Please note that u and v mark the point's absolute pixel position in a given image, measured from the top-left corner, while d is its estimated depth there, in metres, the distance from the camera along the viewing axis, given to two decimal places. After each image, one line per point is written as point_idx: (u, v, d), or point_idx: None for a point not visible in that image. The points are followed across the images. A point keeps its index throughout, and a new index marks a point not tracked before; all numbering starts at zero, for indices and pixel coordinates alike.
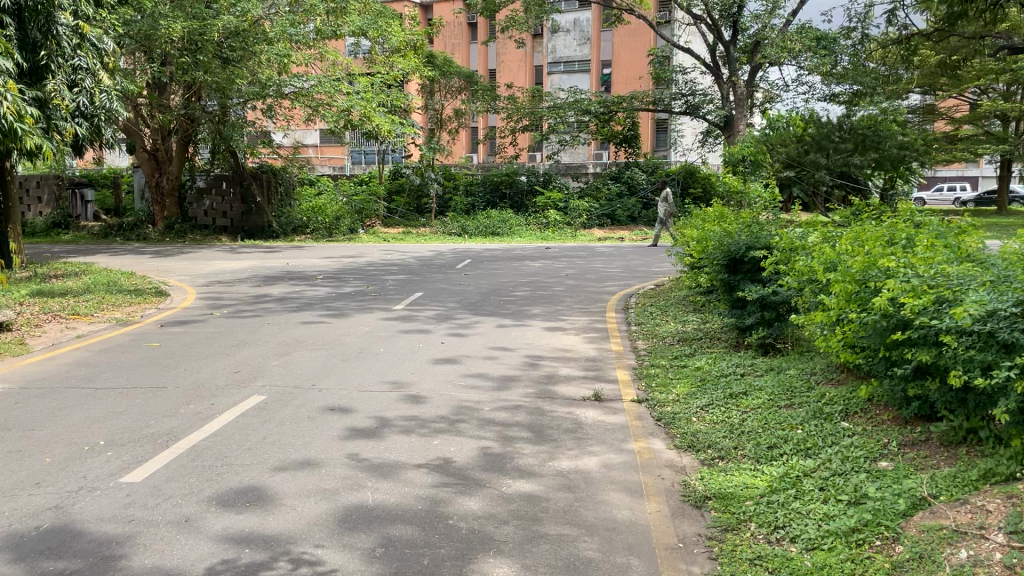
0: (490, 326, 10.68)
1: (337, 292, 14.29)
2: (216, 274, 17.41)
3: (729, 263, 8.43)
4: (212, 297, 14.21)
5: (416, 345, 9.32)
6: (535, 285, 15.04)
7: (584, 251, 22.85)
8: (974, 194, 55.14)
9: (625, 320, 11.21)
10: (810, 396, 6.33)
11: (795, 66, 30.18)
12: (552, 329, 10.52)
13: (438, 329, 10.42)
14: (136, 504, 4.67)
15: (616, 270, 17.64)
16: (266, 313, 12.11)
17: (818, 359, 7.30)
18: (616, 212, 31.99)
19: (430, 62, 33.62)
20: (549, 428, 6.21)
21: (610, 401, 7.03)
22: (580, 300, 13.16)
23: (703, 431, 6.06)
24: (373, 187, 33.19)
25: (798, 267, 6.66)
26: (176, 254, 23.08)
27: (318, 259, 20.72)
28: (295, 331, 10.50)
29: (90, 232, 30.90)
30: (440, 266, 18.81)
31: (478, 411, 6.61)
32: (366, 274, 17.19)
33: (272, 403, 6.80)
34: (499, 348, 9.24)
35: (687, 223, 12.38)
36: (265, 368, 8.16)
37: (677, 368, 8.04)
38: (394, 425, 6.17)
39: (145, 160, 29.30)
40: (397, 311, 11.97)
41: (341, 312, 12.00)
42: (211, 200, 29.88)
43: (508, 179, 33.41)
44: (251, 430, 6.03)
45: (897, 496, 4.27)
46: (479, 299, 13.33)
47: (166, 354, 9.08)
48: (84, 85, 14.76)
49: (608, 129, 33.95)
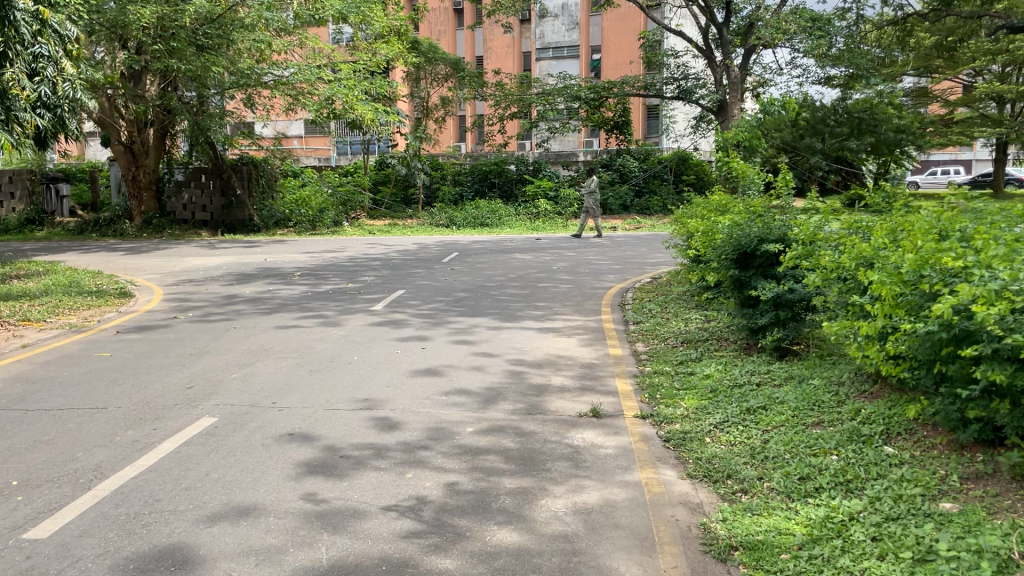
0: (476, 329, 9.85)
1: (315, 291, 13.40)
2: (188, 272, 16.48)
3: (739, 257, 7.60)
4: (180, 297, 13.31)
5: (393, 353, 8.48)
6: (525, 281, 14.20)
7: (575, 241, 22.03)
8: (968, 177, 54.69)
9: (620, 319, 10.39)
10: (843, 412, 5.50)
11: (790, 48, 29.21)
12: (544, 332, 9.69)
13: (419, 333, 9.57)
14: (34, 570, 3.80)
15: (609, 262, 16.82)
16: (235, 315, 11.21)
17: (844, 366, 6.47)
18: (608, 200, 31.09)
19: (414, 48, 32.25)
20: (541, 456, 5.36)
21: (609, 418, 6.20)
22: (574, 297, 12.33)
23: (719, 457, 5.22)
24: (359, 179, 32.25)
25: (824, 263, 5.82)
26: (152, 251, 22.15)
27: (299, 255, 19.81)
28: (263, 336, 9.62)
29: (65, 229, 29.87)
30: (424, 259, 17.95)
31: (458, 436, 5.76)
32: (347, 270, 16.29)
33: (222, 427, 5.92)
34: (486, 355, 8.40)
35: (686, 213, 11.53)
36: (222, 381, 7.29)
37: (683, 377, 7.20)
38: (361, 458, 5.31)
39: (120, 153, 27.99)
40: (377, 312, 11.11)
41: (317, 314, 11.14)
42: (190, 193, 28.85)
43: (497, 168, 32.58)
44: (193, 464, 5.15)
45: (976, 555, 3.44)
46: (465, 296, 12.48)
47: (116, 366, 8.17)
48: (47, 74, 13.71)
49: (598, 115, 33.11)
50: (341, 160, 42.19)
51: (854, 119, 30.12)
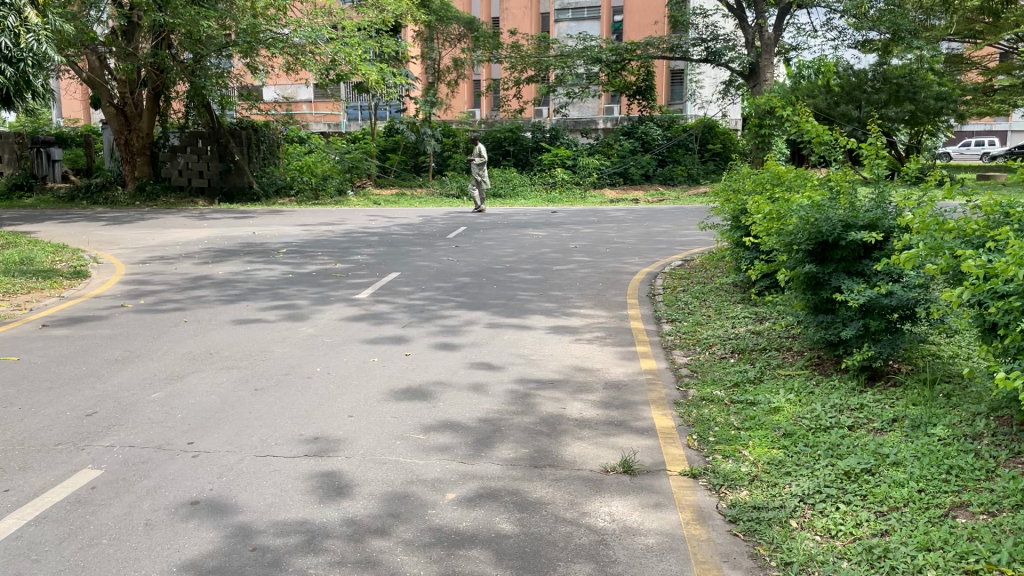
0: (476, 327, 8.08)
1: (295, 273, 11.65)
2: (164, 247, 14.75)
3: (816, 248, 5.81)
4: (142, 278, 11.61)
5: (368, 364, 6.71)
6: (536, 263, 12.39)
7: (595, 215, 20.16)
8: (1003, 148, 52.13)
9: (650, 316, 8.62)
10: (1003, 495, 3.72)
11: (826, 7, 27.11)
12: (560, 333, 7.91)
13: (405, 333, 7.80)
14: None
15: (632, 240, 14.95)
16: (192, 304, 9.47)
17: (977, 409, 4.66)
18: (629, 169, 29.11)
19: (423, 5, 29.07)
20: (548, 556, 3.58)
21: (649, 481, 4.39)
22: (593, 285, 10.54)
23: (820, 565, 3.44)
24: (365, 145, 30.25)
25: (969, 265, 4.01)
26: (137, 222, 20.58)
27: (292, 227, 18.09)
28: (217, 334, 7.87)
29: (56, 195, 28.29)
30: (428, 234, 16.15)
31: (432, 513, 3.99)
32: (340, 247, 14.54)
33: (102, 489, 4.21)
34: (485, 366, 6.62)
35: (730, 187, 9.71)
36: (137, 405, 5.56)
37: (742, 409, 5.38)
38: (283, 553, 3.56)
39: (112, 116, 26.31)
40: (360, 302, 9.35)
41: (291, 302, 9.40)
42: (186, 158, 27.03)
43: (512, 135, 30.48)
44: (25, 568, 3.44)
45: None
46: (469, 282, 10.69)
47: (14, 374, 6.46)
48: (8, 24, 11.65)
49: (620, 79, 30.90)
50: (352, 126, 40.10)
51: (892, 85, 27.71)
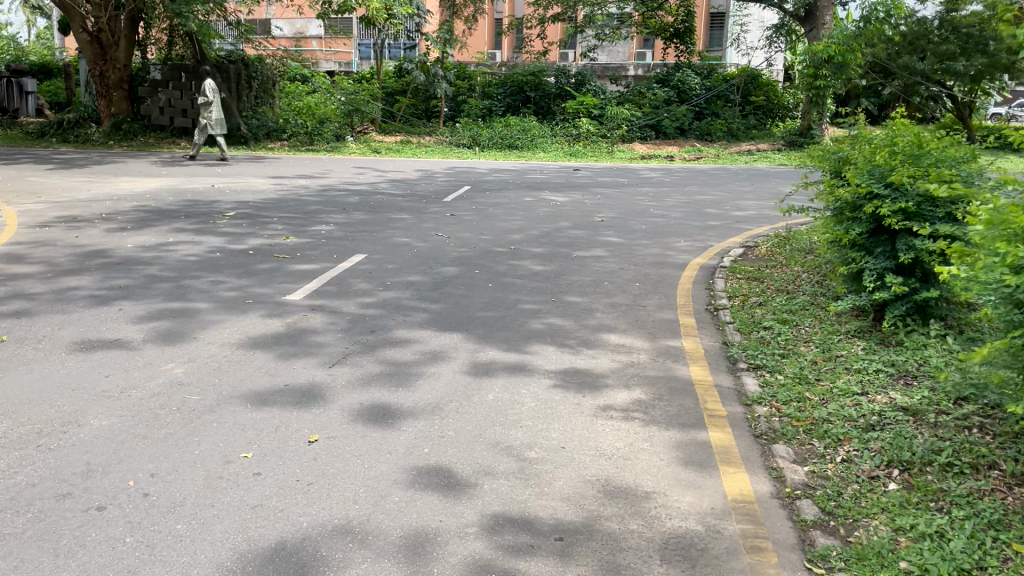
0: (444, 373, 5.02)
1: (226, 251, 8.60)
2: (90, 204, 11.76)
3: None
4: (19, 249, 8.61)
5: (233, 466, 3.69)
6: (550, 244, 9.30)
7: (627, 176, 16.95)
8: None
9: (720, 356, 5.57)
10: None
11: None
12: (579, 390, 4.85)
13: (322, 384, 4.76)
14: None
15: (675, 213, 11.81)
16: (43, 303, 6.46)
17: None
18: (663, 121, 25.59)
19: None
20: None
21: None
22: (628, 285, 7.47)
23: None
24: (369, 87, 26.06)
25: None
26: (90, 166, 17.61)
27: (261, 180, 15.01)
28: (25, 372, 4.86)
29: (22, 130, 25.18)
30: (421, 195, 13.10)
31: None
32: (308, 209, 11.51)
33: None
34: (440, 487, 3.59)
35: (838, 155, 6.54)
36: None
37: None
38: None
39: (84, 43, 22.73)
40: (288, 309, 6.33)
41: (184, 307, 6.37)
42: (167, 95, 23.68)
43: (534, 80, 26.96)
44: None
45: None
46: (452, 276, 7.62)
47: None
48: None
49: (656, 20, 27.51)
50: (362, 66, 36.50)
51: None
